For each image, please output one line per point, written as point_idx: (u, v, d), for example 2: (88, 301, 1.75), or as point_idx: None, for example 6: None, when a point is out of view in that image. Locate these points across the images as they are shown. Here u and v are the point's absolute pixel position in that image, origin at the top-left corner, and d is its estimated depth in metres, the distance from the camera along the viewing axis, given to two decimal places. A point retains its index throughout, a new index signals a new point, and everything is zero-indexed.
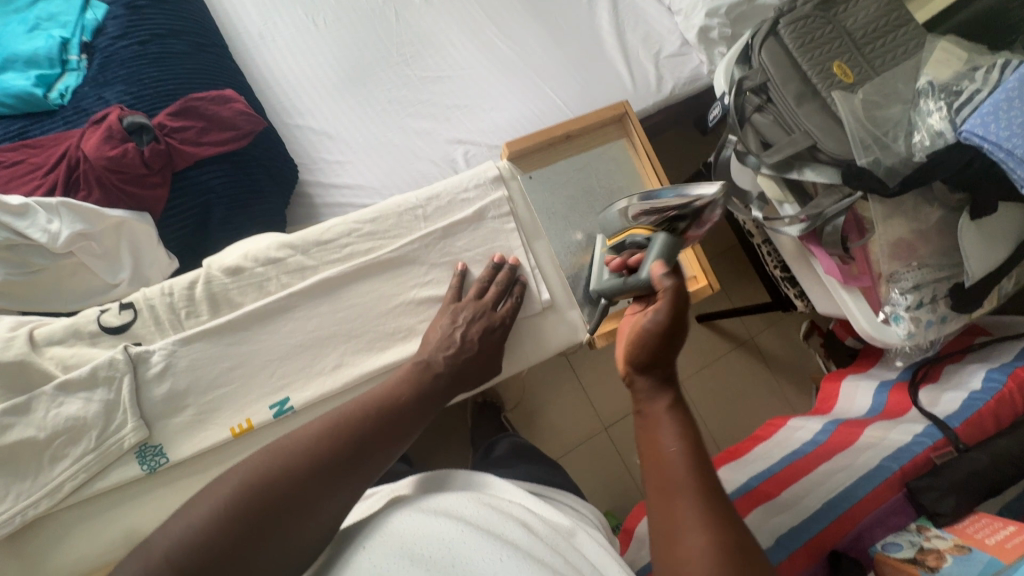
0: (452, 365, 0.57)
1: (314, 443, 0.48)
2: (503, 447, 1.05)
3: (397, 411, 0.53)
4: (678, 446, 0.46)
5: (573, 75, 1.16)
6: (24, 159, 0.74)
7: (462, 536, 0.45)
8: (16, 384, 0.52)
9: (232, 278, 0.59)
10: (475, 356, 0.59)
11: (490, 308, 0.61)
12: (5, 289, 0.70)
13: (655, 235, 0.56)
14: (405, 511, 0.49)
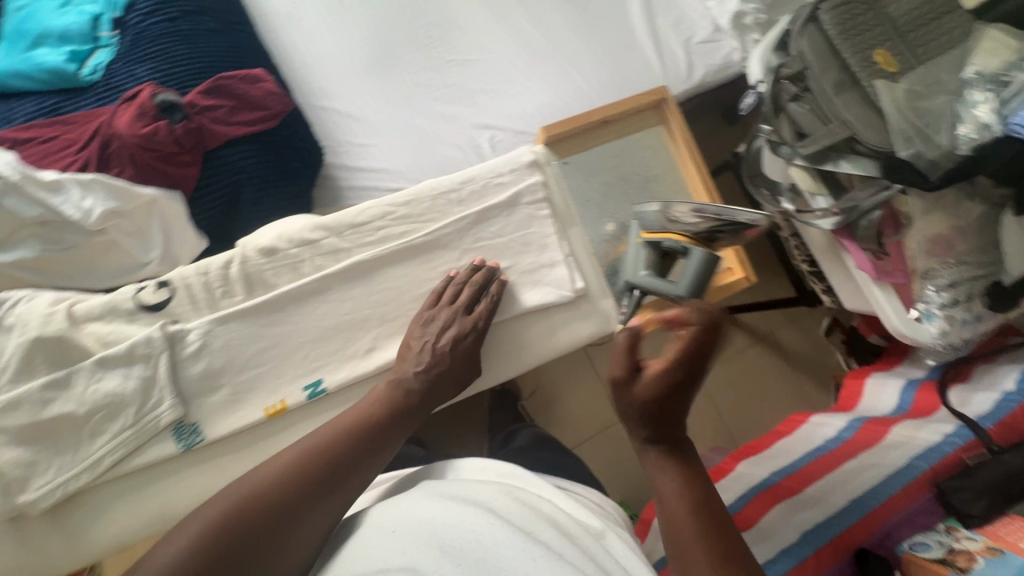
0: (426, 380, 0.57)
1: (304, 459, 0.51)
2: (525, 437, 1.05)
3: (382, 425, 0.55)
4: (683, 505, 0.48)
5: (602, 61, 1.14)
6: (58, 135, 0.74)
7: (496, 530, 0.46)
8: (57, 359, 0.53)
9: (267, 258, 0.59)
10: (447, 366, 0.58)
11: (458, 314, 0.58)
12: (37, 264, 0.71)
13: (693, 250, 0.55)
14: (440, 498, 0.51)
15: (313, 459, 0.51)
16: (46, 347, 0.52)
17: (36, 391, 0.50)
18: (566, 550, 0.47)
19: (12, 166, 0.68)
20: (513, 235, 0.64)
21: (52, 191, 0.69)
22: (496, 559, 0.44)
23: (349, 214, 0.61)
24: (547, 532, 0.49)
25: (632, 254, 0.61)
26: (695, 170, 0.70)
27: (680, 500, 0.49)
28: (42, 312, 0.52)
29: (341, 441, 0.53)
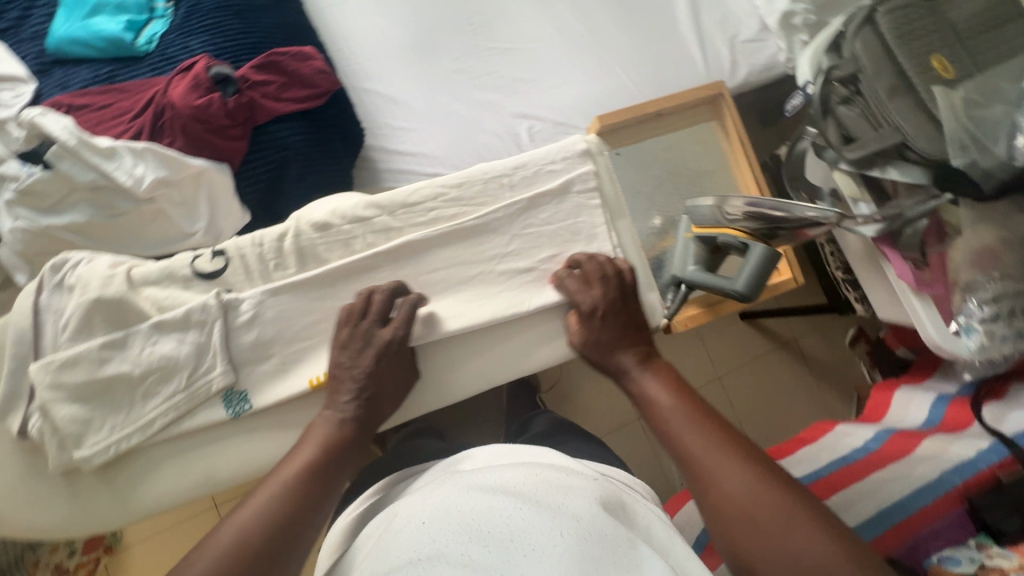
0: (363, 405, 0.55)
1: (259, 517, 0.46)
2: (541, 424, 1.02)
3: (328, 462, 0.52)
4: (671, 401, 0.51)
5: (645, 55, 1.13)
6: (113, 103, 0.75)
7: (521, 514, 0.47)
8: (114, 320, 0.54)
9: (320, 233, 0.59)
10: (380, 392, 0.56)
11: (376, 324, 0.56)
12: (88, 229, 0.73)
13: (754, 246, 0.54)
14: (467, 489, 0.52)
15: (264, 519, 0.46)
16: (105, 308, 0.53)
17: (95, 349, 0.52)
18: (597, 518, 0.48)
19: (70, 131, 0.70)
20: (561, 223, 0.63)
21: (107, 158, 0.71)
22: (523, 535, 0.45)
23: (403, 193, 0.62)
24: (575, 501, 0.50)
25: (681, 250, 0.62)
26: (749, 170, 0.70)
27: (676, 409, 0.50)
28: (104, 274, 0.54)
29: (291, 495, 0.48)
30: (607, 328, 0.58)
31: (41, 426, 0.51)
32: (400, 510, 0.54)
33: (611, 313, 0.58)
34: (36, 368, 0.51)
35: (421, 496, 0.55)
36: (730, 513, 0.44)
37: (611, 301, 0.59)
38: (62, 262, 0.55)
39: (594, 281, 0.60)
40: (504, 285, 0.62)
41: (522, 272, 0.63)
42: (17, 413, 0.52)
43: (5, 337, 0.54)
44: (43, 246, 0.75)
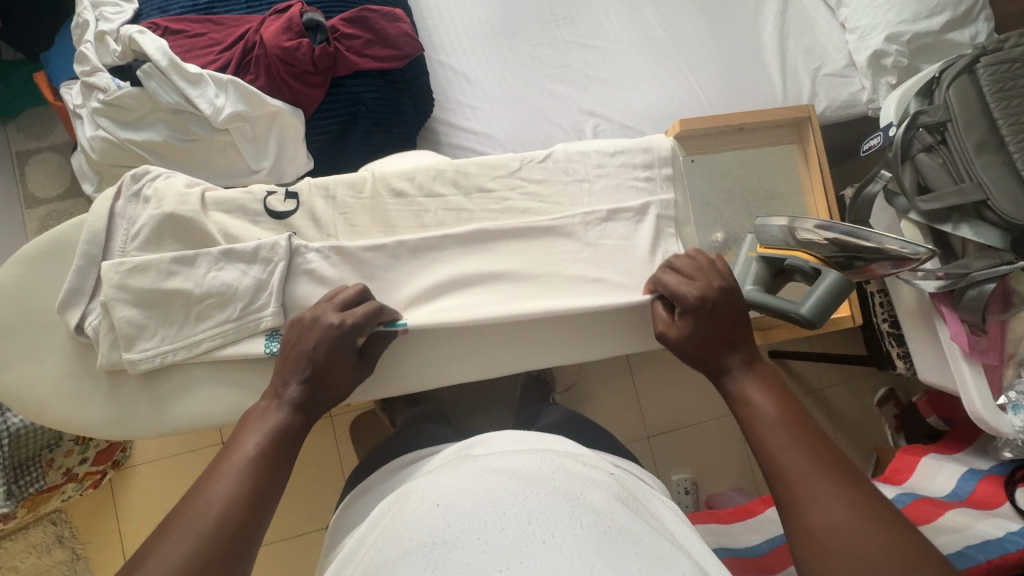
0: (303, 389, 0.51)
1: (241, 484, 0.44)
2: (553, 417, 1.01)
3: (281, 444, 0.48)
4: (774, 409, 0.47)
5: (722, 71, 1.11)
6: (206, 32, 0.77)
7: (535, 498, 0.47)
8: (182, 238, 0.55)
9: (395, 198, 0.61)
10: (317, 375, 0.52)
11: (331, 308, 0.53)
12: (163, 149, 0.76)
13: (826, 272, 0.53)
14: (480, 472, 0.52)
15: (224, 509, 0.42)
16: (177, 224, 0.54)
17: (165, 261, 0.53)
18: (618, 518, 0.47)
19: (162, 52, 0.72)
20: (639, 241, 0.64)
21: (192, 84, 0.73)
22: (540, 518, 0.45)
23: (484, 173, 0.63)
24: (593, 493, 0.50)
25: (741, 268, 0.60)
26: (823, 198, 0.69)
27: (776, 418, 0.47)
28: (179, 193, 0.55)
29: (251, 478, 0.44)
30: (715, 322, 0.54)
31: (98, 323, 0.53)
32: (418, 490, 0.55)
33: (720, 304, 0.54)
34: (107, 266, 0.52)
35: (436, 478, 0.55)
36: (822, 543, 0.40)
37: (722, 294, 0.54)
38: (141, 174, 0.56)
39: (698, 274, 0.56)
40: (563, 285, 0.62)
41: (577, 262, 0.63)
42: (76, 308, 0.53)
43: (77, 234, 0.55)
44: (118, 159, 0.78)
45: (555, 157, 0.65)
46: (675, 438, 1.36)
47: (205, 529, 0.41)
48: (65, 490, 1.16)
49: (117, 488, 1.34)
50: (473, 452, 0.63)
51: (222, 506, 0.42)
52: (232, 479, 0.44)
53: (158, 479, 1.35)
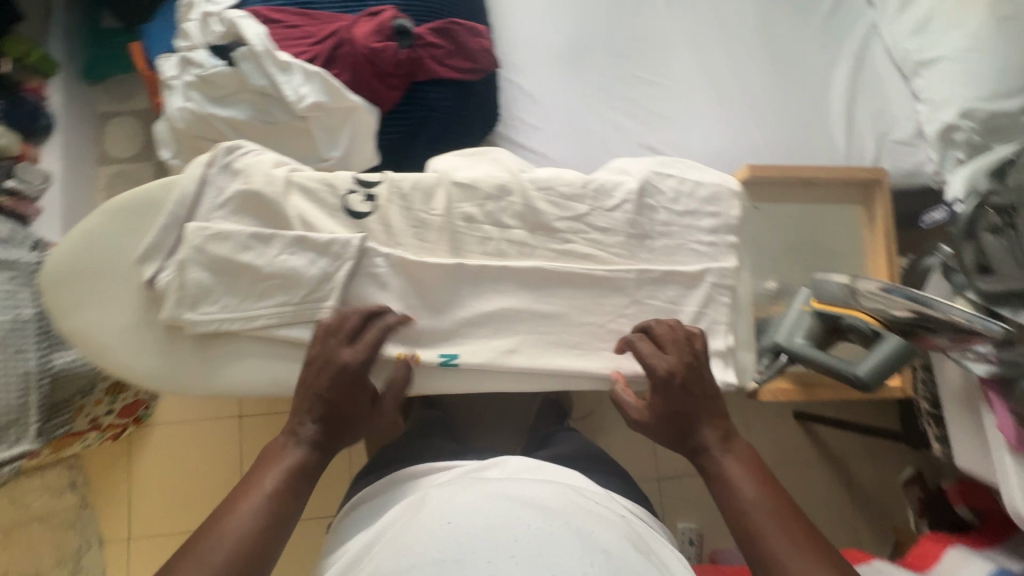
0: (319, 434, 0.53)
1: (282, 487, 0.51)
2: (569, 444, 1.00)
3: (314, 462, 0.53)
4: (752, 494, 0.51)
5: (785, 124, 1.11)
6: (301, 25, 0.81)
7: (552, 532, 0.48)
8: (257, 215, 0.57)
9: (466, 222, 0.59)
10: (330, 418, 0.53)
11: (341, 343, 0.53)
12: (245, 126, 0.80)
13: (888, 335, 0.54)
14: (493, 494, 0.53)
15: (254, 527, 0.48)
16: (257, 203, 0.56)
17: (244, 235, 0.55)
18: (629, 560, 0.48)
19: (260, 38, 0.76)
20: (685, 308, 0.60)
21: (281, 71, 0.77)
22: (553, 555, 0.46)
23: (553, 210, 0.60)
24: (604, 532, 0.50)
25: (794, 320, 0.61)
26: (884, 261, 0.69)
27: (754, 505, 0.50)
28: (267, 174, 0.57)
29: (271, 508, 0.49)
30: (690, 398, 0.55)
31: (169, 280, 0.55)
32: (433, 499, 0.56)
33: (694, 380, 0.55)
34: (193, 228, 0.54)
35: (452, 491, 0.56)
36: None
37: (698, 368, 0.56)
38: (235, 147, 0.58)
39: (676, 345, 0.56)
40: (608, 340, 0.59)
41: (621, 291, 0.60)
42: (152, 263, 0.55)
43: (161, 194, 0.57)
44: (201, 131, 0.82)
45: (625, 209, 0.60)
46: (686, 485, 1.33)
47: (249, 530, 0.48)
48: (86, 438, 1.21)
49: (134, 445, 1.38)
50: (488, 472, 0.64)
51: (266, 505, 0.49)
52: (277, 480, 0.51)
53: (172, 442, 1.38)
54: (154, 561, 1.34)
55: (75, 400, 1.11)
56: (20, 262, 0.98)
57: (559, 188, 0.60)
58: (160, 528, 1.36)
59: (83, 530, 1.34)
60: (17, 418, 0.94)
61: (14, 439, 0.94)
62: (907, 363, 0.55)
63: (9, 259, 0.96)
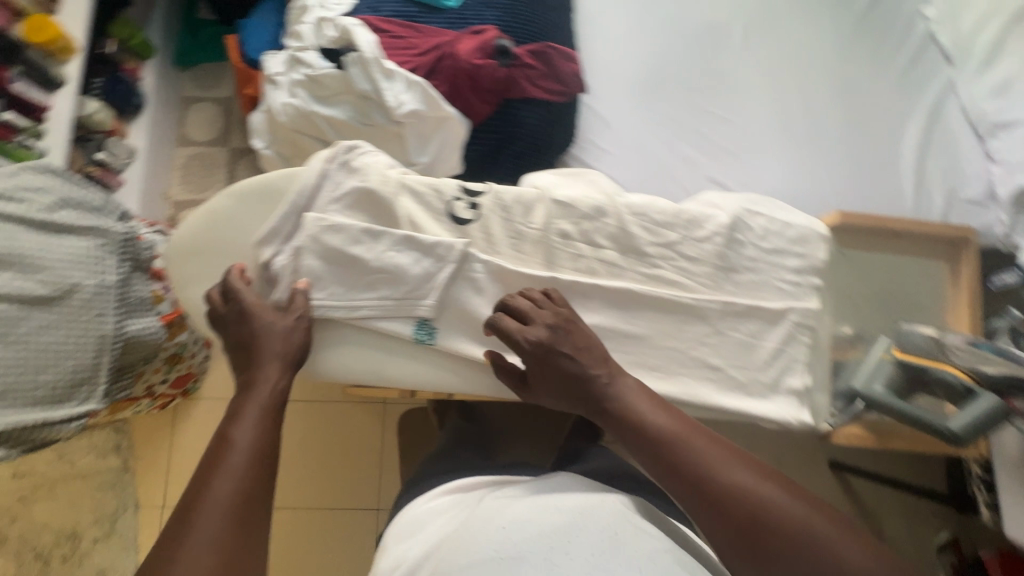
0: (274, 364, 0.56)
1: (254, 447, 0.52)
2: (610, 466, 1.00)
3: (273, 411, 0.55)
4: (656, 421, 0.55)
5: (853, 173, 1.12)
6: (406, 36, 0.86)
7: (601, 551, 0.57)
8: (369, 212, 0.61)
9: (561, 240, 0.62)
10: (263, 353, 0.55)
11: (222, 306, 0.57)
12: (344, 126, 0.85)
13: (983, 394, 0.57)
14: (543, 508, 0.64)
15: (237, 486, 0.50)
16: (370, 200, 0.60)
17: (357, 230, 0.58)
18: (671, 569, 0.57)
19: (370, 47, 0.81)
20: (765, 344, 0.62)
21: (386, 77, 0.82)
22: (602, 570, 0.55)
23: (645, 236, 0.63)
24: (648, 544, 0.60)
25: (874, 366, 0.64)
26: (968, 316, 0.71)
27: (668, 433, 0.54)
28: (383, 174, 0.60)
29: (253, 453, 0.52)
30: (567, 358, 0.56)
31: (285, 264, 0.58)
32: (495, 509, 0.65)
33: (565, 342, 0.56)
34: (311, 218, 0.58)
35: (504, 502, 0.66)
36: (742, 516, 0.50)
37: (567, 322, 0.57)
38: (355, 147, 0.61)
39: (544, 300, 0.58)
40: (688, 366, 0.61)
41: (704, 321, 0.62)
42: (270, 246, 0.59)
43: (283, 184, 0.61)
44: (302, 126, 0.87)
45: (715, 240, 0.63)
46: None
47: (233, 489, 0.50)
48: (139, 404, 1.27)
49: (179, 416, 1.42)
50: (538, 482, 0.72)
51: (244, 463, 0.51)
52: (244, 437, 0.52)
53: (214, 418, 1.43)
54: None
55: (138, 366, 1.14)
56: (110, 230, 1.02)
57: (652, 215, 0.63)
58: None
59: (121, 493, 1.39)
60: (89, 375, 0.96)
61: (85, 396, 0.96)
62: (998, 425, 0.57)
63: (99, 227, 1.00)
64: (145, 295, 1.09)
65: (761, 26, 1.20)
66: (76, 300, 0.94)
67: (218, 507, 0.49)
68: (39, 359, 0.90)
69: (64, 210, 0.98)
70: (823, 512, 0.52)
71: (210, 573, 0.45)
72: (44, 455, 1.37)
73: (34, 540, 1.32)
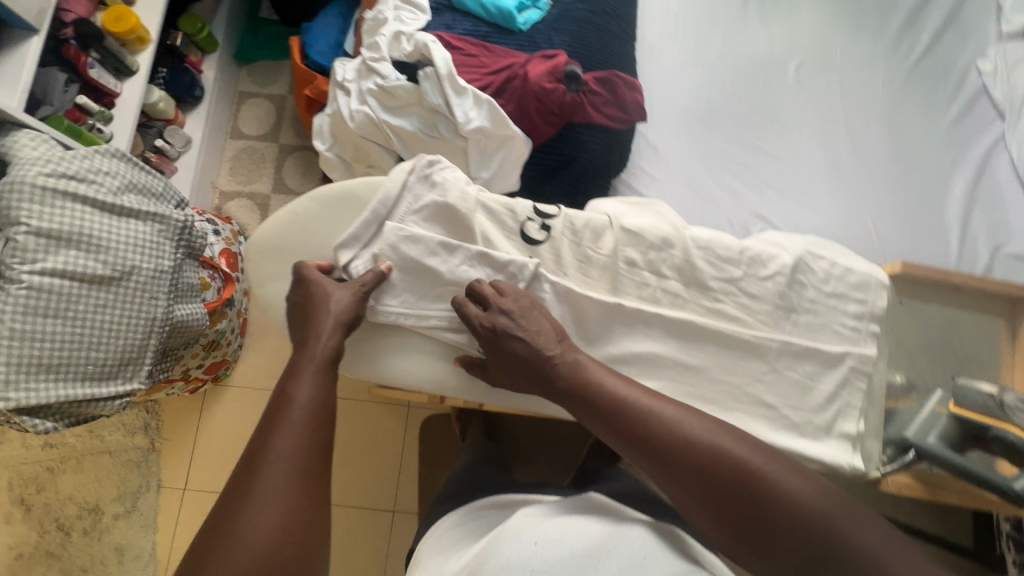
0: (328, 323, 0.62)
1: (315, 403, 0.57)
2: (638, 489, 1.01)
3: (325, 370, 0.60)
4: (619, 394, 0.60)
5: (899, 218, 1.12)
6: (478, 54, 0.89)
7: None
8: (446, 225, 0.68)
9: (628, 267, 0.68)
10: (318, 312, 0.62)
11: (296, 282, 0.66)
12: (411, 137, 0.88)
13: None
14: (567, 536, 0.59)
15: (303, 439, 0.55)
16: (447, 215, 0.67)
17: (434, 242, 0.66)
18: None
19: (446, 63, 0.84)
20: (821, 386, 0.66)
21: (457, 93, 0.84)
22: None
23: (709, 272, 0.67)
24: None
25: (928, 419, 0.66)
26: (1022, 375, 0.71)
27: (632, 405, 0.59)
28: (462, 191, 0.67)
29: (313, 409, 0.57)
30: (518, 342, 0.62)
31: (363, 267, 0.66)
32: (525, 523, 0.62)
33: (517, 327, 0.62)
34: (391, 227, 0.66)
35: (529, 521, 0.62)
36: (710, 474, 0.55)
37: (523, 306, 0.63)
38: (435, 161, 0.69)
39: (506, 289, 0.64)
40: (746, 403, 0.65)
41: (759, 357, 0.66)
42: (350, 251, 0.66)
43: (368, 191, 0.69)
44: (369, 133, 0.91)
45: (777, 280, 0.67)
46: None
47: (300, 442, 0.54)
48: (173, 386, 1.28)
49: (208, 401, 1.45)
50: (567, 504, 0.67)
51: (307, 419, 0.56)
52: (306, 394, 0.58)
53: (242, 405, 1.45)
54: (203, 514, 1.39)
55: (179, 349, 1.17)
56: (169, 217, 1.02)
57: (718, 250, 0.68)
58: (213, 485, 1.40)
59: (145, 472, 1.41)
60: (133, 357, 0.98)
61: (129, 375, 0.98)
62: None
63: (159, 213, 1.00)
64: (193, 282, 1.10)
65: (815, 65, 1.22)
66: (131, 283, 0.95)
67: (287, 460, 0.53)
68: (90, 337, 0.92)
69: (128, 194, 0.99)
70: (786, 464, 0.55)
71: (287, 512, 0.50)
72: (76, 428, 1.40)
73: (60, 509, 1.37)
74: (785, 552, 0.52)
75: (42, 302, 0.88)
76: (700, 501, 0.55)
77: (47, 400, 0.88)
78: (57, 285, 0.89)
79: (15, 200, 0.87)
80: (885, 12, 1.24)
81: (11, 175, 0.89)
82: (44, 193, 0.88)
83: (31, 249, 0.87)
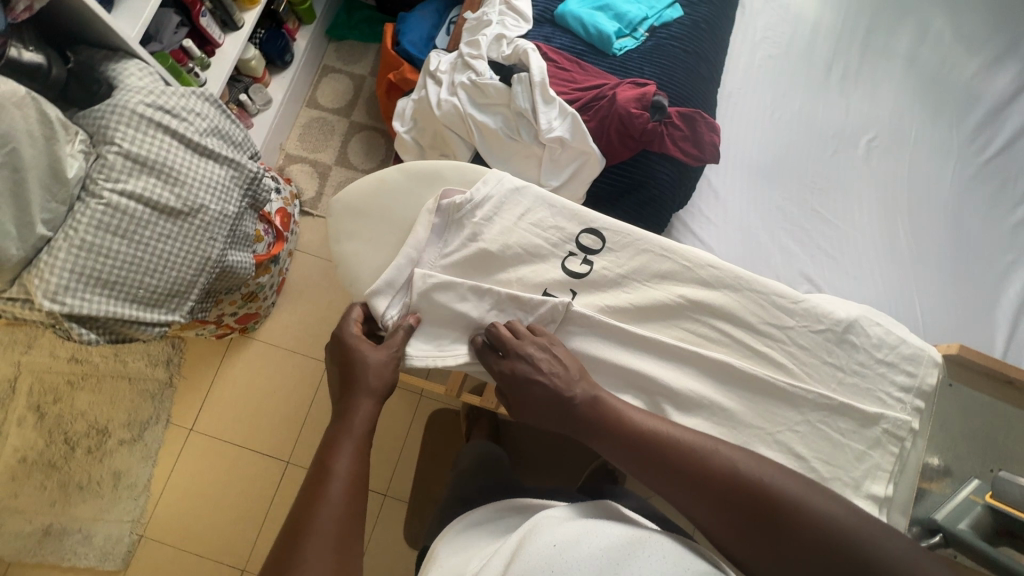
0: (363, 399, 0.66)
1: (354, 481, 0.60)
2: None
3: (361, 448, 0.63)
4: (641, 424, 0.63)
5: (949, 303, 1.11)
6: (572, 71, 0.95)
7: None
8: (478, 270, 0.75)
9: (688, 302, 0.73)
10: (356, 383, 0.66)
11: (335, 334, 0.71)
12: (490, 135, 0.92)
13: None
14: (589, 538, 0.58)
15: (340, 518, 0.56)
16: (475, 259, 0.75)
17: (465, 288, 0.72)
18: None
19: (540, 71, 0.88)
20: (852, 445, 0.67)
21: (545, 101, 0.88)
22: None
23: (758, 316, 0.72)
24: None
25: (961, 506, 0.68)
26: None
27: (651, 435, 0.62)
28: (498, 241, 0.75)
29: (349, 487, 0.59)
30: (538, 384, 0.65)
31: (395, 316, 0.73)
32: (545, 523, 0.61)
33: (532, 369, 0.66)
34: (422, 275, 0.72)
35: (548, 519, 0.62)
36: (728, 488, 0.57)
37: (538, 346, 0.68)
38: (458, 207, 0.75)
39: (523, 333, 0.69)
40: (773, 446, 0.67)
41: (793, 405, 0.69)
42: (383, 299, 0.72)
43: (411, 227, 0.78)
44: (452, 123, 0.95)
45: (827, 335, 0.70)
46: None
47: (338, 519, 0.56)
48: (205, 328, 1.31)
49: (232, 347, 1.48)
50: (592, 512, 0.66)
51: (344, 500, 0.57)
52: (343, 469, 0.60)
53: (263, 361, 1.48)
54: (204, 459, 1.41)
55: (221, 293, 1.20)
56: (244, 166, 1.05)
57: (775, 297, 0.72)
58: (220, 431, 1.43)
59: (158, 406, 1.43)
60: (182, 290, 1.00)
61: (174, 307, 1.00)
62: None
63: (236, 159, 1.03)
64: (249, 232, 1.13)
65: (888, 141, 1.23)
66: (197, 220, 0.98)
67: (325, 538, 0.54)
68: (150, 263, 0.94)
69: (212, 136, 1.02)
70: (807, 485, 0.57)
71: None
72: (102, 349, 1.44)
73: (70, 423, 1.41)
74: (809, 556, 0.53)
75: (113, 221, 0.90)
76: (722, 518, 0.57)
77: (97, 314, 0.90)
78: (131, 208, 0.91)
79: (113, 122, 0.91)
80: (965, 105, 1.26)
81: (115, 99, 0.93)
82: (141, 121, 0.92)
83: (117, 170, 0.90)
